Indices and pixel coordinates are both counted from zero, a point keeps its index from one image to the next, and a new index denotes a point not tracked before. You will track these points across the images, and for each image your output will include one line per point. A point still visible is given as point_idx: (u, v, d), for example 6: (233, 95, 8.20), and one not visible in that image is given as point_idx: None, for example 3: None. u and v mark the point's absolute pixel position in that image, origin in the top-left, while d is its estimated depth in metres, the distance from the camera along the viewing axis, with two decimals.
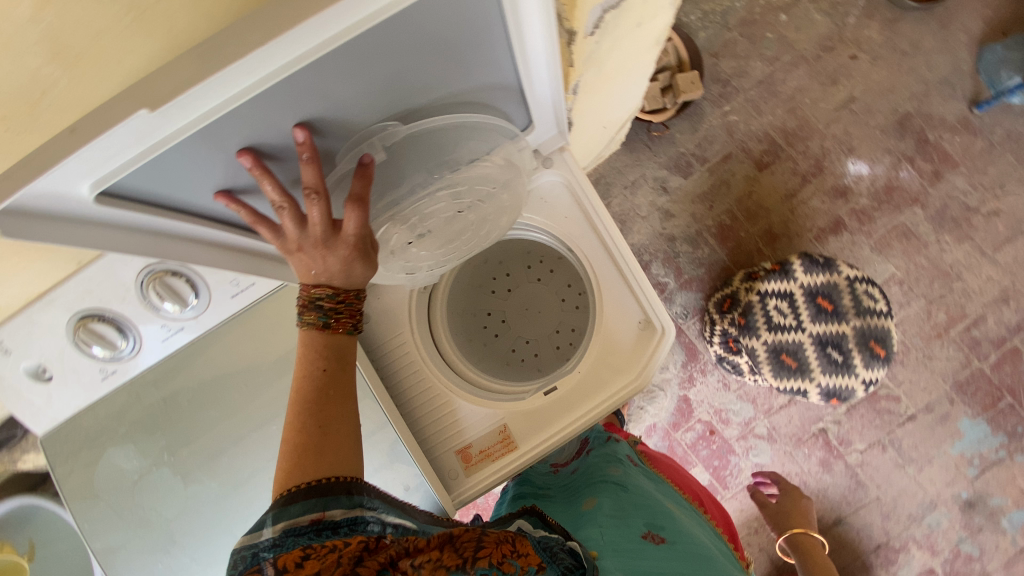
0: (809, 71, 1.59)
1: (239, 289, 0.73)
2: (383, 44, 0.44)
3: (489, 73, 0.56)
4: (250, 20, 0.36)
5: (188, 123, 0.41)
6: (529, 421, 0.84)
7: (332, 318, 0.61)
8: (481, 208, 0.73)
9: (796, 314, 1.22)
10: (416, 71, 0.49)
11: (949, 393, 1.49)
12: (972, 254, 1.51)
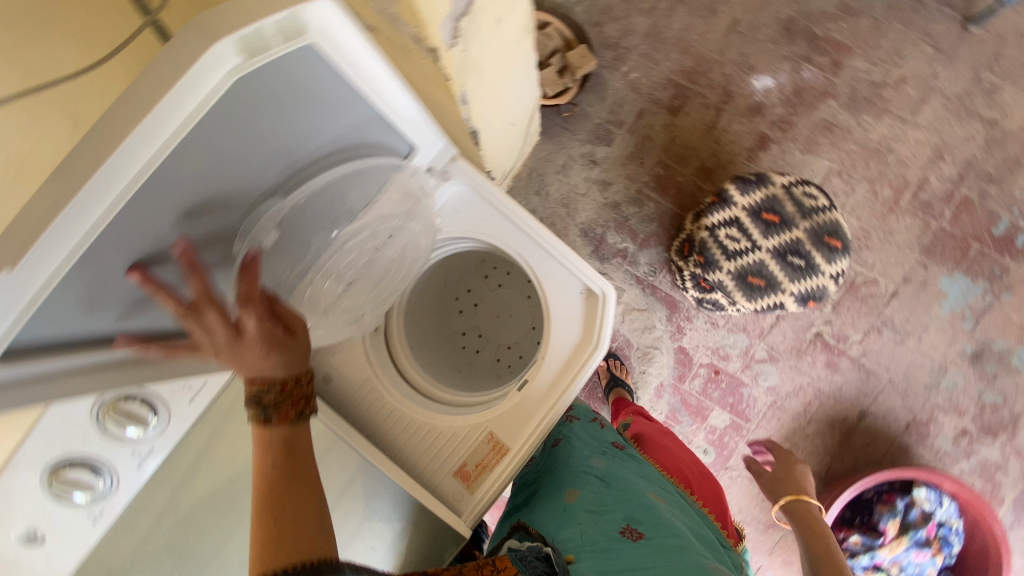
0: (687, 10, 1.64)
1: (195, 392, 0.73)
2: (216, 134, 0.45)
3: (345, 122, 0.58)
4: (76, 157, 0.38)
5: (56, 269, 0.42)
6: (512, 422, 0.85)
7: (274, 412, 0.60)
8: (394, 243, 0.78)
9: (748, 236, 1.24)
10: (262, 141, 0.51)
11: (921, 259, 1.52)
12: (894, 125, 1.56)
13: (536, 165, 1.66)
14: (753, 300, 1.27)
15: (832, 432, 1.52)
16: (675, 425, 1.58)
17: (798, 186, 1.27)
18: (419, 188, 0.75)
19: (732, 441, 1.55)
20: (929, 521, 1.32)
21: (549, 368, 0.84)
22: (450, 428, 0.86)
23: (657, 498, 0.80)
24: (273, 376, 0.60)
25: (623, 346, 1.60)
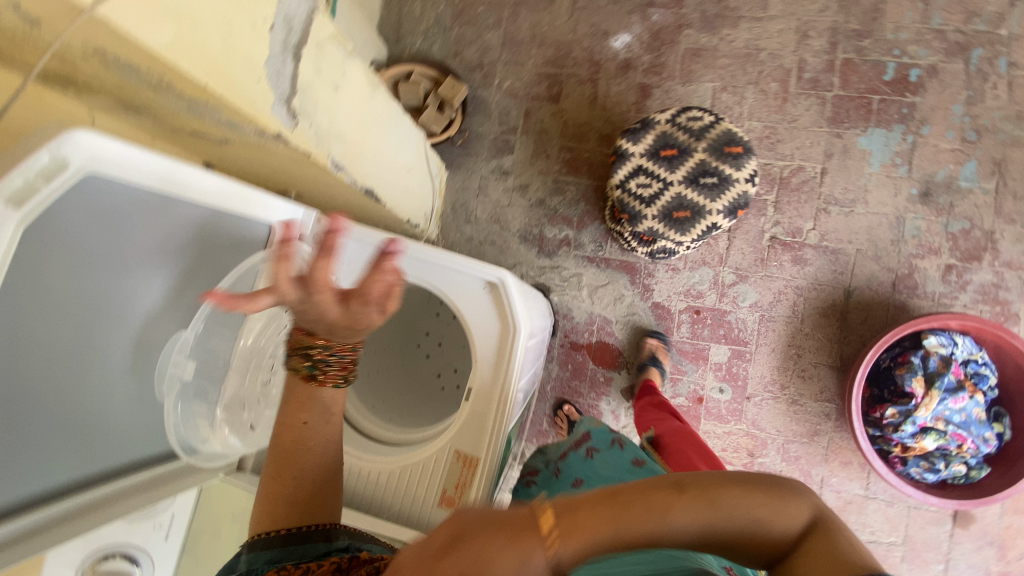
0: (529, 8, 1.73)
1: (166, 529, 0.91)
2: (30, 273, 0.54)
3: (155, 220, 0.68)
4: None
5: None
6: (469, 431, 0.86)
7: (319, 370, 0.65)
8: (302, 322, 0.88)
9: (656, 177, 1.28)
10: (84, 264, 0.60)
11: (832, 130, 1.55)
12: (752, 25, 1.62)
13: (456, 198, 1.72)
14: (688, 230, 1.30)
15: (828, 321, 1.51)
16: (682, 376, 1.58)
17: (683, 114, 1.31)
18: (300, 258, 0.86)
19: (740, 368, 1.55)
20: (953, 364, 1.28)
21: (485, 362, 0.88)
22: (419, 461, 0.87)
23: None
24: (340, 342, 0.64)
25: (603, 326, 1.64)
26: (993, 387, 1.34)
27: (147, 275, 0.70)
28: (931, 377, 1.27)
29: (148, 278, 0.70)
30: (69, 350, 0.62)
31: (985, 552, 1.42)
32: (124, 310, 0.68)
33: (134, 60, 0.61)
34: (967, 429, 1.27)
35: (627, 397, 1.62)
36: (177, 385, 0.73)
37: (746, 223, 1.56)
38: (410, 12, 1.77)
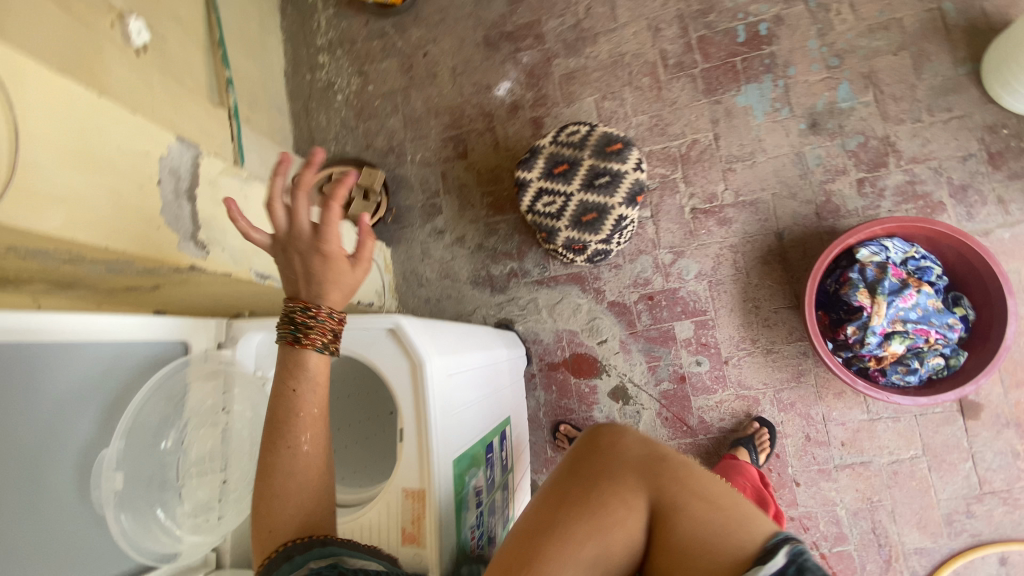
0: (416, 87, 1.93)
1: None
2: None
3: (71, 360, 0.79)
4: None
5: None
6: (409, 468, 0.80)
7: (300, 334, 0.71)
8: (231, 415, 0.92)
9: (557, 192, 1.40)
10: (12, 412, 0.71)
11: (710, 99, 1.68)
12: (610, 37, 1.78)
13: (404, 269, 1.84)
14: (599, 229, 1.41)
15: (771, 266, 1.57)
16: (659, 362, 1.63)
17: (563, 133, 1.44)
18: (220, 366, 0.94)
19: (708, 336, 1.60)
20: (889, 267, 1.33)
21: (405, 403, 0.81)
22: (374, 510, 0.82)
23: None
24: (316, 301, 0.73)
25: (571, 339, 1.71)
26: (940, 275, 1.37)
27: (78, 410, 0.80)
28: (873, 286, 1.32)
29: (81, 410, 0.80)
30: (28, 496, 0.72)
31: (1005, 435, 1.43)
32: (65, 441, 0.78)
33: (43, 246, 0.75)
34: (927, 322, 1.30)
35: (617, 398, 1.65)
36: (112, 497, 0.77)
37: (665, 204, 1.67)
38: (319, 125, 1.98)
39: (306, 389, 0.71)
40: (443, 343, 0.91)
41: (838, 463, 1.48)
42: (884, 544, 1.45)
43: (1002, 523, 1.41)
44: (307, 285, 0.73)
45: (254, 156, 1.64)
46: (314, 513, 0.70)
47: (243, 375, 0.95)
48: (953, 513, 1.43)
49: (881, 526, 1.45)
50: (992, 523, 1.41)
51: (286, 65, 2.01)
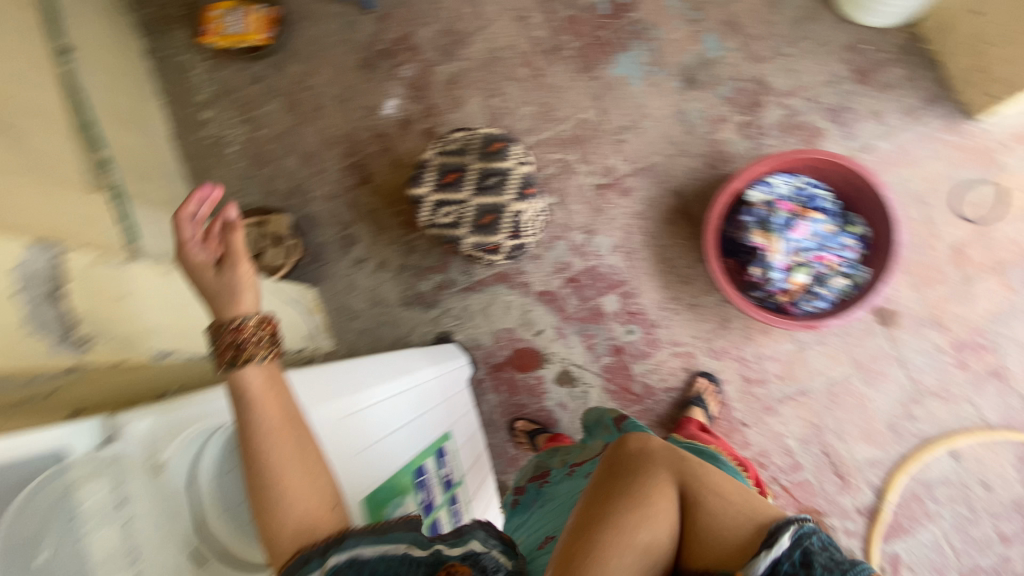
0: (306, 123, 1.92)
1: None
2: None
3: None
4: None
5: None
6: None
7: (220, 351, 0.76)
8: (134, 510, 0.73)
9: (452, 201, 1.41)
10: None
11: (588, 77, 1.71)
12: (481, 35, 1.80)
13: (333, 305, 1.83)
14: (499, 230, 1.43)
15: (678, 223, 1.63)
16: (595, 338, 1.67)
17: (445, 142, 1.44)
18: (113, 458, 0.75)
19: (635, 304, 1.65)
20: (778, 204, 1.38)
21: None
22: None
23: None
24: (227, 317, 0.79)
25: (509, 337, 1.72)
26: (832, 199, 1.42)
27: None
28: (764, 225, 1.37)
29: None
30: None
31: (927, 335, 1.48)
32: None
33: None
34: (822, 248, 1.36)
35: (563, 382, 1.68)
36: None
37: (569, 186, 1.71)
38: (218, 182, 1.96)
39: (259, 409, 0.72)
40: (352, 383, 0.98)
41: (778, 397, 1.54)
42: (837, 463, 1.50)
43: (943, 420, 1.46)
44: (225, 306, 0.80)
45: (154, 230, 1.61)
46: (310, 514, 0.71)
47: (138, 467, 0.76)
48: (895, 420, 1.48)
49: (830, 447, 1.51)
50: (933, 421, 1.46)
51: (172, 128, 1.98)
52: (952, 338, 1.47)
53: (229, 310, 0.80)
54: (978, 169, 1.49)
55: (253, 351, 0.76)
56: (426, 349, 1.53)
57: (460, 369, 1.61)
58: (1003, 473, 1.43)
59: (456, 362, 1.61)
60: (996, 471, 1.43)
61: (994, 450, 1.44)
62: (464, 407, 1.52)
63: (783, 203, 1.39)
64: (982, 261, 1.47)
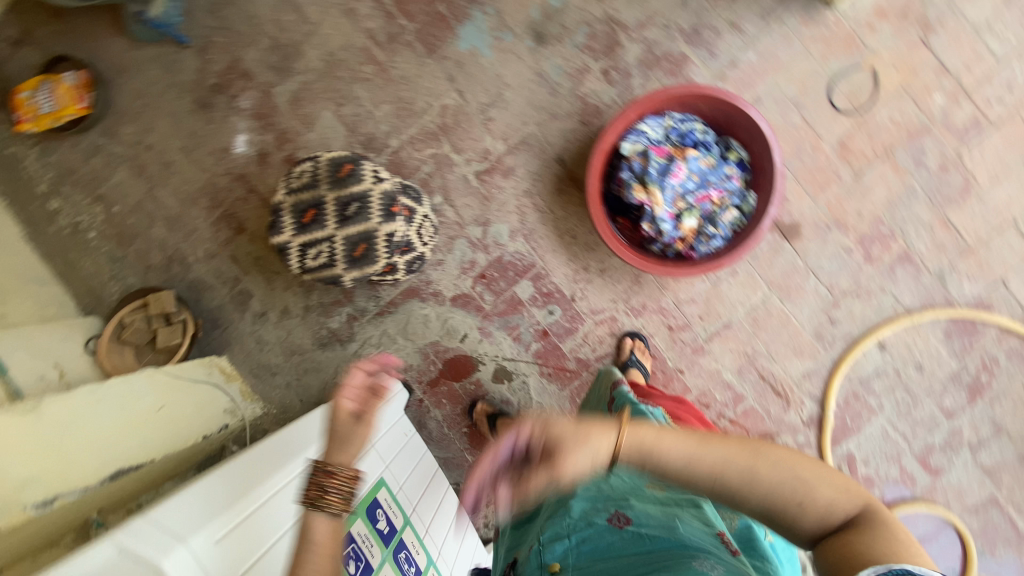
0: (159, 184, 1.75)
1: None
2: None
3: None
4: None
5: None
6: None
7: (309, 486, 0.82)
8: None
9: (317, 241, 1.30)
10: None
11: (436, 59, 1.58)
12: (313, 41, 1.63)
13: (250, 365, 1.75)
14: (377, 257, 1.32)
15: (569, 191, 1.57)
16: (519, 329, 1.62)
17: (293, 178, 1.33)
18: None
19: (548, 284, 1.60)
20: (652, 152, 1.32)
21: None
22: None
23: (655, 487, 0.91)
24: (332, 462, 0.85)
25: (435, 350, 1.66)
26: (706, 129, 1.37)
27: None
28: (643, 179, 1.32)
29: None
30: None
31: (832, 239, 1.46)
32: None
33: None
34: (705, 186, 1.31)
35: (500, 380, 1.64)
36: None
37: (451, 181, 1.61)
38: (90, 272, 1.80)
39: (316, 553, 0.77)
40: (247, 481, 0.93)
41: (706, 336, 1.54)
42: (775, 384, 1.52)
43: (865, 316, 1.47)
44: (336, 454, 0.86)
45: (29, 350, 1.48)
46: None
47: None
48: (819, 328, 1.49)
49: (765, 371, 1.52)
50: (856, 320, 1.47)
51: (18, 228, 1.78)
52: (856, 235, 1.45)
53: (337, 454, 0.86)
54: (845, 57, 1.42)
55: (333, 502, 0.81)
56: None
57: (391, 402, 1.49)
58: (930, 351, 1.46)
59: None
60: (924, 351, 1.46)
61: (918, 332, 1.45)
62: (403, 440, 1.43)
63: (657, 149, 1.33)
64: (867, 150, 1.43)
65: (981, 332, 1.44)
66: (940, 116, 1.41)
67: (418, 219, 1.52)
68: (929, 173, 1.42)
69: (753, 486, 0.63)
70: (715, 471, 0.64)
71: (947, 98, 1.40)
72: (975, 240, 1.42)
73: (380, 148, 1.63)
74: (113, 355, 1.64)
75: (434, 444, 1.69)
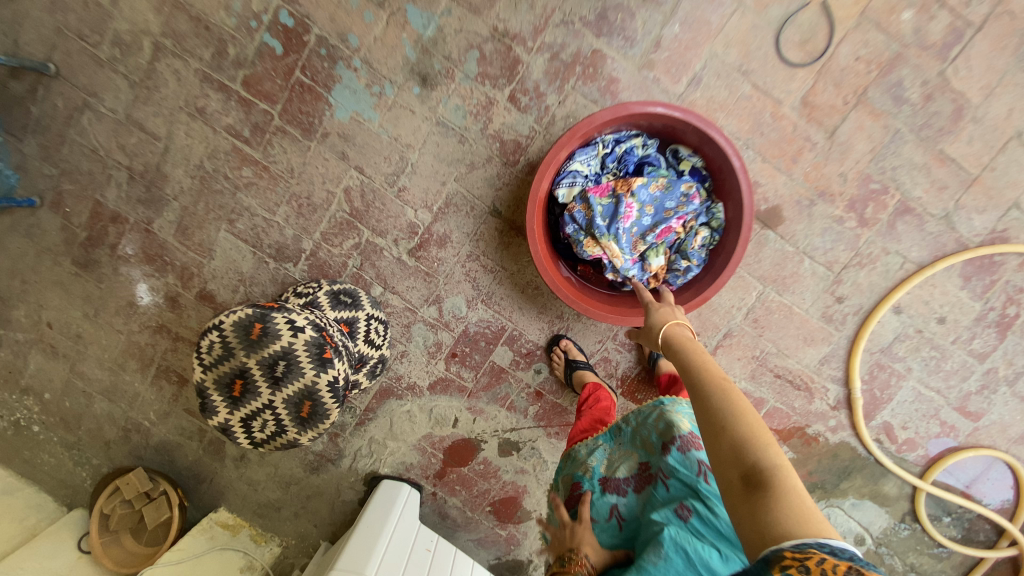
0: (77, 358, 1.57)
1: None
2: None
3: None
4: None
5: None
6: None
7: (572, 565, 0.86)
8: None
9: (258, 412, 1.15)
10: None
11: (316, 139, 1.33)
12: (174, 158, 1.38)
13: (252, 508, 1.65)
14: (326, 409, 1.15)
15: (516, 241, 1.36)
16: (511, 397, 1.48)
17: (203, 352, 1.14)
18: None
19: (526, 344, 1.42)
20: (591, 195, 1.12)
21: None
22: None
23: None
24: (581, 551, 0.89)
25: (431, 442, 1.55)
26: (644, 143, 1.16)
27: None
28: (591, 231, 1.12)
29: None
30: None
31: (818, 213, 1.27)
32: None
33: None
34: (664, 216, 1.12)
35: (509, 452, 1.53)
36: None
37: (384, 267, 1.40)
38: (49, 467, 1.64)
39: None
40: None
41: (709, 352, 1.38)
42: (793, 378, 1.39)
43: (872, 284, 1.31)
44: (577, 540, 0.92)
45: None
46: None
47: None
48: (826, 310, 1.33)
49: (780, 368, 1.39)
50: (863, 291, 1.31)
51: None
52: (844, 201, 1.26)
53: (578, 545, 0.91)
54: None
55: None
56: (354, 539, 1.34)
57: (401, 524, 1.43)
58: (951, 300, 1.31)
59: (391, 518, 1.42)
60: (944, 303, 1.31)
61: (934, 285, 1.30)
62: (426, 559, 1.40)
63: (597, 188, 1.13)
64: (836, 102, 1.21)
65: (1001, 266, 1.28)
66: (912, 37, 1.17)
67: (361, 330, 1.33)
68: (911, 108, 1.20)
69: (704, 401, 0.77)
70: (691, 377, 0.83)
71: (916, 13, 1.16)
72: (978, 167, 1.23)
73: (294, 256, 1.42)
74: (111, 548, 1.53)
75: (461, 527, 1.62)
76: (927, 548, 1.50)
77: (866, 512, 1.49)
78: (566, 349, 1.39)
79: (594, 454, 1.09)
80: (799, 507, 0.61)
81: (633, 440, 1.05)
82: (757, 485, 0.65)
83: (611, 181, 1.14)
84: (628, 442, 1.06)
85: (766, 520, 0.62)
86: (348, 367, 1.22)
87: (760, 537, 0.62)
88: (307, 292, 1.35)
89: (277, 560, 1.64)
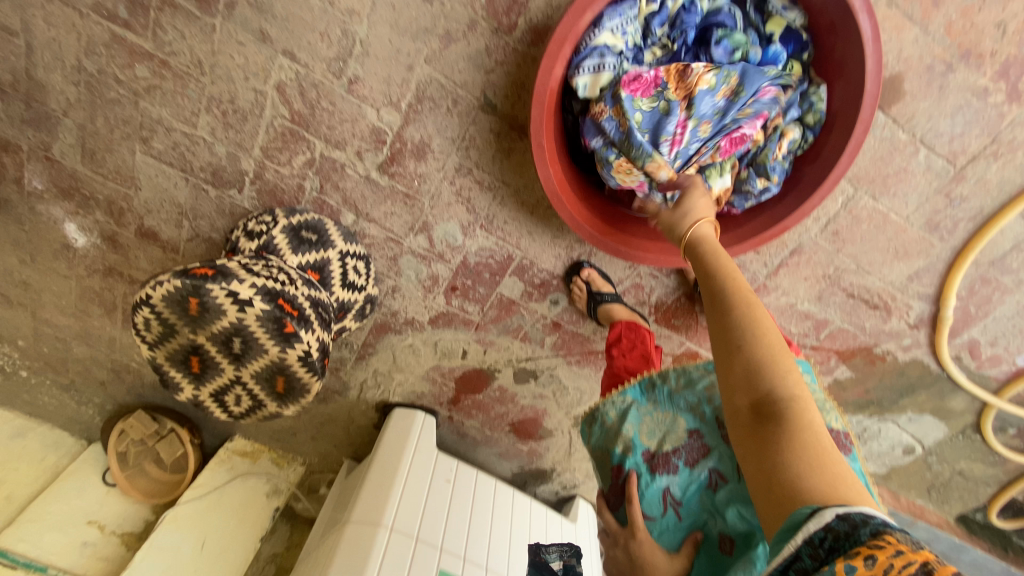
0: (34, 305, 1.39)
1: None
2: None
3: None
4: None
5: None
6: None
7: None
8: None
9: (228, 387, 0.98)
10: None
11: (220, 13, 0.91)
12: (39, 57, 1.00)
13: (267, 435, 1.61)
14: (306, 383, 0.97)
15: (520, 147, 1.01)
16: (524, 329, 1.27)
17: (143, 330, 0.93)
18: None
19: (539, 274, 1.17)
20: (628, 92, 0.76)
21: None
22: None
23: None
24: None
25: (439, 373, 1.40)
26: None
27: None
28: (629, 149, 0.79)
29: None
30: None
31: (957, 82, 0.87)
32: None
33: None
34: (733, 119, 0.79)
35: (525, 381, 1.38)
36: None
37: (351, 190, 1.09)
38: (53, 407, 1.59)
39: None
40: None
41: (768, 273, 1.11)
42: (870, 298, 1.13)
43: (1007, 180, 0.96)
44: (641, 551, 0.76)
45: (52, 526, 1.39)
46: None
47: None
48: (933, 217, 1.01)
49: (855, 288, 1.12)
50: (991, 190, 0.97)
51: None
52: (995, 66, 0.85)
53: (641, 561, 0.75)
54: None
55: None
56: (368, 484, 1.26)
57: (417, 460, 1.34)
58: None
59: (406, 450, 1.33)
60: None
61: None
62: (447, 492, 1.34)
63: (638, 81, 0.76)
64: None
65: None
66: None
67: (336, 275, 1.09)
68: None
69: (721, 322, 0.65)
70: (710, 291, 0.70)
71: None
72: None
73: (236, 181, 1.11)
74: (136, 480, 1.53)
75: (481, 444, 1.58)
76: (983, 456, 1.39)
77: (922, 425, 1.36)
78: (589, 279, 1.14)
79: (627, 420, 0.89)
80: (816, 445, 0.51)
81: (674, 403, 0.87)
82: (772, 422, 0.54)
83: (660, 68, 0.77)
84: (669, 404, 0.88)
85: (777, 460, 0.51)
86: (325, 328, 1.01)
87: (769, 481, 0.51)
88: (260, 231, 1.07)
89: (303, 477, 1.66)
